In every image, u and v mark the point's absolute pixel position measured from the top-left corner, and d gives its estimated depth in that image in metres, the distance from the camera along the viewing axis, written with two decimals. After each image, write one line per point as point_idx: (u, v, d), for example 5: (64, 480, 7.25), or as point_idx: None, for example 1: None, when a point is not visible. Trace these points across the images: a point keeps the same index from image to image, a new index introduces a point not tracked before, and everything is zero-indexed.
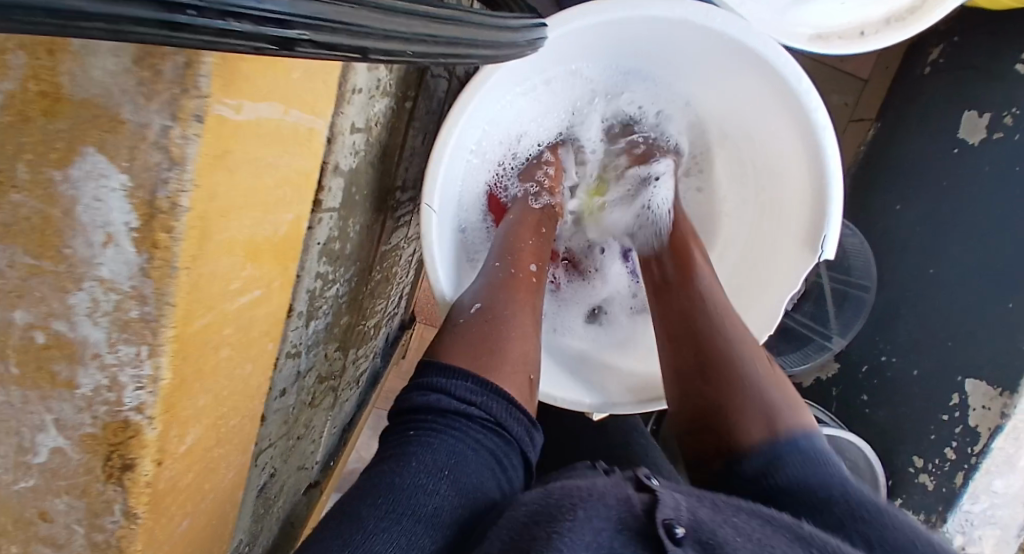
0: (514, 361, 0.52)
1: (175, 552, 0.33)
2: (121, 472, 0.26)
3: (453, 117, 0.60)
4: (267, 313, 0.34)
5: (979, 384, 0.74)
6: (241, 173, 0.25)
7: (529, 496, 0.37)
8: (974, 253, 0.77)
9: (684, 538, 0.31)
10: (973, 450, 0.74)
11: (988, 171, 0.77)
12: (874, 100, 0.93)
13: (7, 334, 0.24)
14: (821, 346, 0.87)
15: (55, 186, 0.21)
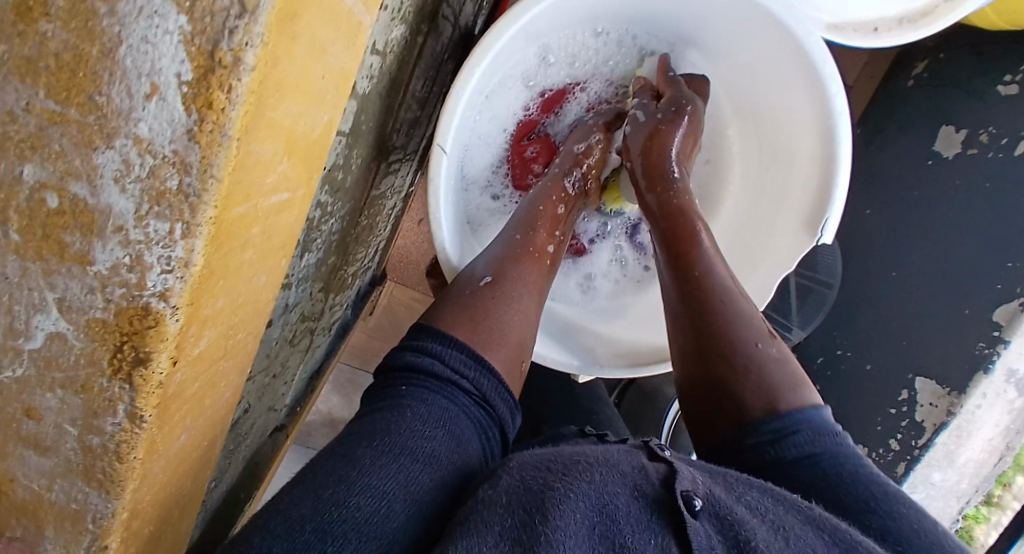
0: (510, 343, 0.50)
1: (169, 470, 0.30)
2: (131, 367, 0.22)
3: (476, 58, 0.57)
4: (288, 223, 0.32)
5: (928, 383, 0.79)
6: (300, 47, 0.23)
7: (541, 456, 0.38)
8: (935, 258, 0.79)
9: (702, 510, 0.32)
10: (917, 442, 0.80)
11: (959, 183, 0.79)
12: (859, 102, 0.93)
13: (12, 193, 0.21)
14: (781, 337, 0.90)
15: (100, 20, 0.19)
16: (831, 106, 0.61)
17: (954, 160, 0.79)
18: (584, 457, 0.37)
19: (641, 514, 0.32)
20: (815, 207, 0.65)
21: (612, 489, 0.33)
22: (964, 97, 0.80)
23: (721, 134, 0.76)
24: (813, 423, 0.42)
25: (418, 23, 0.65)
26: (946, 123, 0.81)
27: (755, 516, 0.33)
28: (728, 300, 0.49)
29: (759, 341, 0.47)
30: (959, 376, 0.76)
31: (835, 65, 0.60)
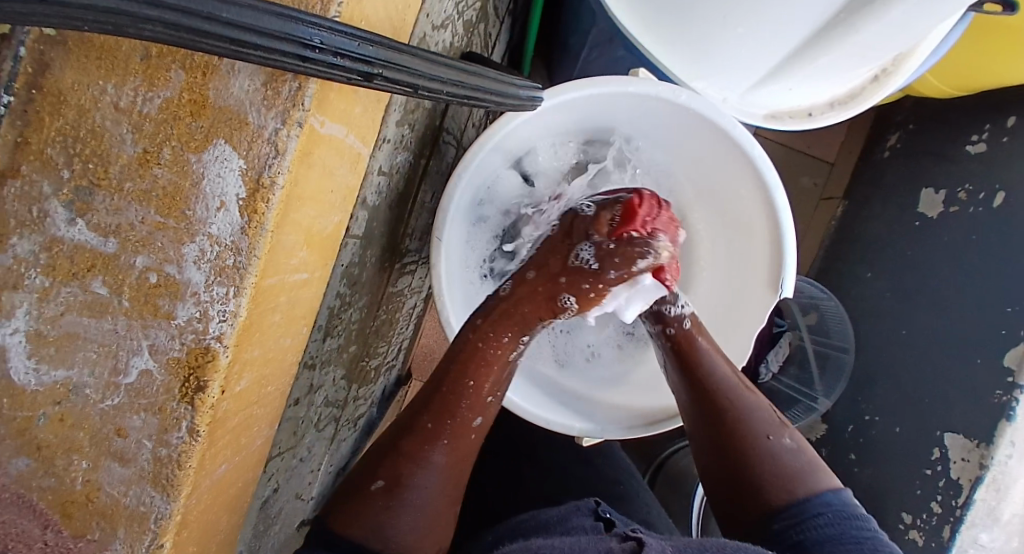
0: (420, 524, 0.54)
1: (206, 501, 0.36)
2: (194, 392, 0.31)
3: (459, 172, 0.68)
4: (307, 298, 0.42)
5: (957, 437, 0.82)
6: (315, 170, 0.34)
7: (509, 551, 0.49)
8: (935, 310, 0.91)
9: None
10: (957, 502, 0.80)
11: (946, 240, 0.93)
12: (839, 182, 1.15)
13: (125, 274, 0.30)
14: (809, 407, 1.03)
15: (190, 164, 0.30)
16: (772, 195, 0.72)
17: (939, 220, 0.95)
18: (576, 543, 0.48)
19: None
20: (772, 273, 0.75)
21: None
22: (940, 169, 0.97)
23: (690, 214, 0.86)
24: (832, 507, 0.54)
25: (420, 147, 0.79)
26: (925, 187, 0.98)
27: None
28: (719, 369, 0.60)
29: (771, 433, 0.59)
30: (984, 426, 0.79)
31: (768, 160, 0.71)
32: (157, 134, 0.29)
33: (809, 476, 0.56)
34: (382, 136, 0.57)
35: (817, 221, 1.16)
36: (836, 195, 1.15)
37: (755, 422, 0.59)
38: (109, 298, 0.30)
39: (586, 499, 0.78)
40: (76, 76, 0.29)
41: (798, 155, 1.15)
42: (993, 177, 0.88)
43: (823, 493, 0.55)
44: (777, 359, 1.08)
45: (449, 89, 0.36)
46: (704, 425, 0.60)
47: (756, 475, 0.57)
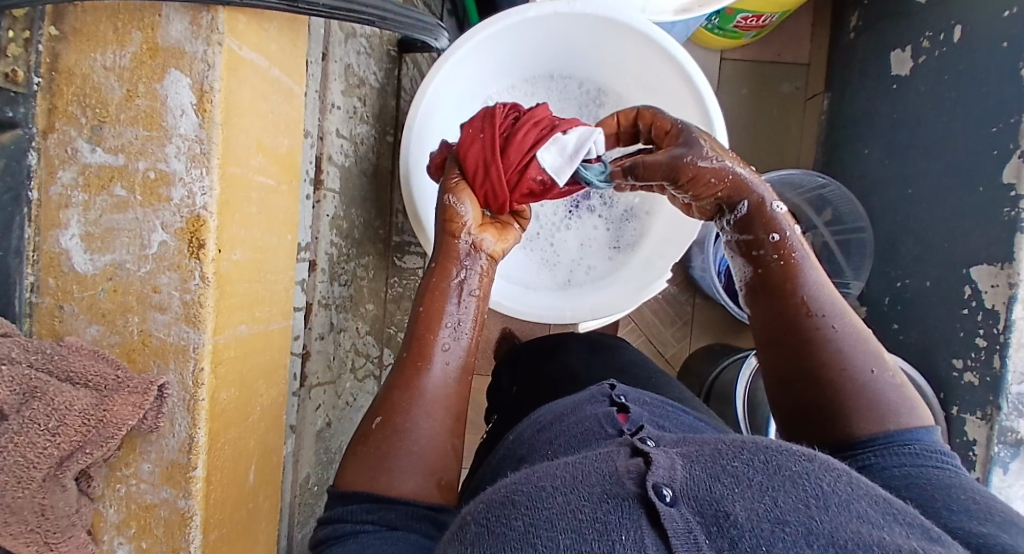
0: (424, 459, 0.52)
1: (238, 352, 0.49)
2: (198, 249, 0.44)
3: (412, 119, 0.81)
4: (281, 207, 0.54)
5: (982, 267, 0.88)
6: (246, 88, 0.47)
7: (511, 484, 0.43)
8: (927, 157, 0.98)
9: (674, 499, 0.37)
10: (999, 329, 0.85)
11: (923, 90, 0.99)
12: (818, 76, 1.24)
13: (134, 178, 0.44)
14: (844, 292, 1.10)
15: (157, 91, 0.44)
16: (681, 64, 0.82)
17: (913, 74, 1.01)
18: (578, 466, 0.42)
19: (618, 517, 0.36)
20: None
21: (588, 502, 0.38)
22: (899, 26, 1.03)
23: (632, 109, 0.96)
24: (926, 442, 0.46)
25: (382, 124, 0.90)
26: (893, 48, 1.04)
27: (736, 486, 0.38)
28: (822, 292, 0.53)
29: (873, 367, 0.50)
30: (1000, 248, 0.86)
31: (678, 44, 0.81)
32: (130, 77, 0.44)
33: (904, 409, 0.48)
34: (330, 102, 0.71)
35: (808, 119, 1.25)
36: (818, 90, 1.24)
37: (857, 348, 0.50)
38: (127, 196, 0.44)
39: (601, 384, 0.74)
40: (78, 55, 0.44)
41: (771, 65, 1.25)
42: (947, 16, 0.93)
43: (916, 430, 0.47)
44: None
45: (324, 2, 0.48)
46: (787, 339, 0.52)
47: (842, 395, 0.49)
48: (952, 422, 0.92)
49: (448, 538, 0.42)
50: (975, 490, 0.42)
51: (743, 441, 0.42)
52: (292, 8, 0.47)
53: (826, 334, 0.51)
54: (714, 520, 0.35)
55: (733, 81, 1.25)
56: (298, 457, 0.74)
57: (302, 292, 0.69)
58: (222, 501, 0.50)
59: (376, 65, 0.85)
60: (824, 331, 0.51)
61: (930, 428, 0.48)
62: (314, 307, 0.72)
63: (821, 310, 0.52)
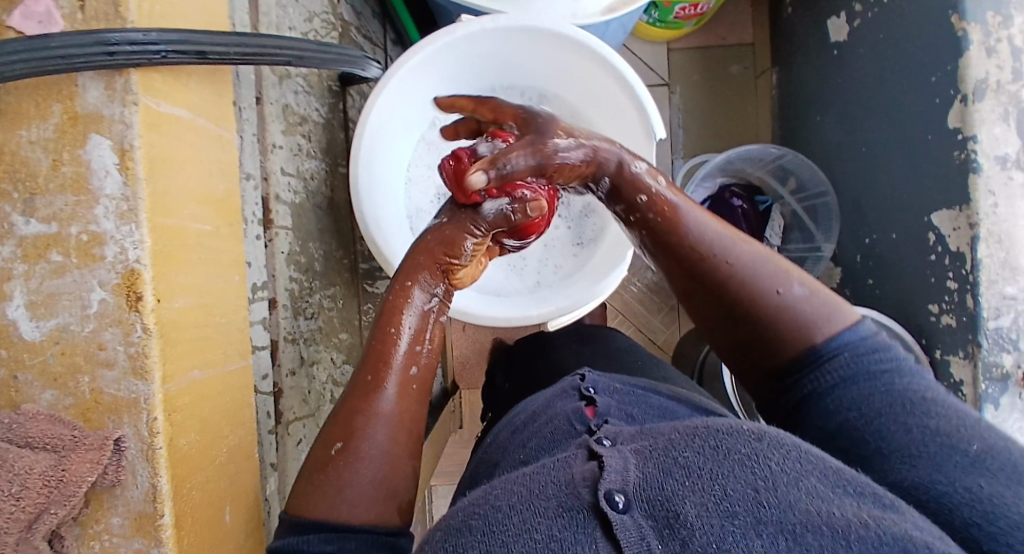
0: (379, 485, 0.52)
1: (195, 395, 0.50)
2: (137, 301, 0.45)
3: (356, 152, 0.83)
4: (224, 248, 0.56)
5: (943, 213, 0.88)
6: (171, 139, 0.48)
7: (466, 509, 0.42)
8: (877, 117, 1.00)
9: (627, 505, 0.35)
10: (966, 269, 0.85)
11: (861, 52, 1.01)
12: (764, 54, 1.27)
13: (68, 241, 0.45)
14: (817, 257, 1.14)
15: (80, 156, 0.45)
16: (609, 63, 0.84)
17: (851, 39, 1.03)
18: (536, 479, 0.41)
19: (573, 531, 0.35)
20: (648, 133, 0.87)
21: (541, 521, 0.36)
22: None
23: (575, 111, 0.98)
24: (851, 348, 0.46)
25: (332, 157, 0.91)
26: (829, 16, 1.06)
27: (688, 480, 0.36)
28: (704, 230, 0.51)
29: (779, 285, 0.48)
30: (960, 192, 0.85)
31: (603, 43, 0.83)
32: (53, 146, 0.45)
33: (824, 316, 0.47)
34: (271, 143, 0.72)
35: (762, 96, 1.28)
36: (765, 67, 1.26)
37: (758, 272, 0.49)
38: (64, 261, 0.45)
39: (571, 376, 0.74)
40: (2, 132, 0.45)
41: (717, 49, 1.28)
42: None
43: (842, 334, 0.46)
44: (775, 232, 1.19)
45: (235, 50, 0.51)
46: (694, 288, 0.51)
47: (762, 326, 0.48)
48: (937, 365, 0.92)
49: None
50: (919, 399, 0.43)
51: (695, 427, 0.41)
52: (202, 61, 0.49)
53: (724, 270, 0.50)
54: (666, 523, 0.34)
55: (684, 70, 1.28)
56: (284, 492, 0.74)
57: (264, 331, 0.70)
58: (196, 544, 0.50)
59: (318, 101, 0.86)
60: (723, 268, 0.50)
61: (853, 322, 0.47)
62: (280, 344, 0.73)
63: (716, 247, 0.50)
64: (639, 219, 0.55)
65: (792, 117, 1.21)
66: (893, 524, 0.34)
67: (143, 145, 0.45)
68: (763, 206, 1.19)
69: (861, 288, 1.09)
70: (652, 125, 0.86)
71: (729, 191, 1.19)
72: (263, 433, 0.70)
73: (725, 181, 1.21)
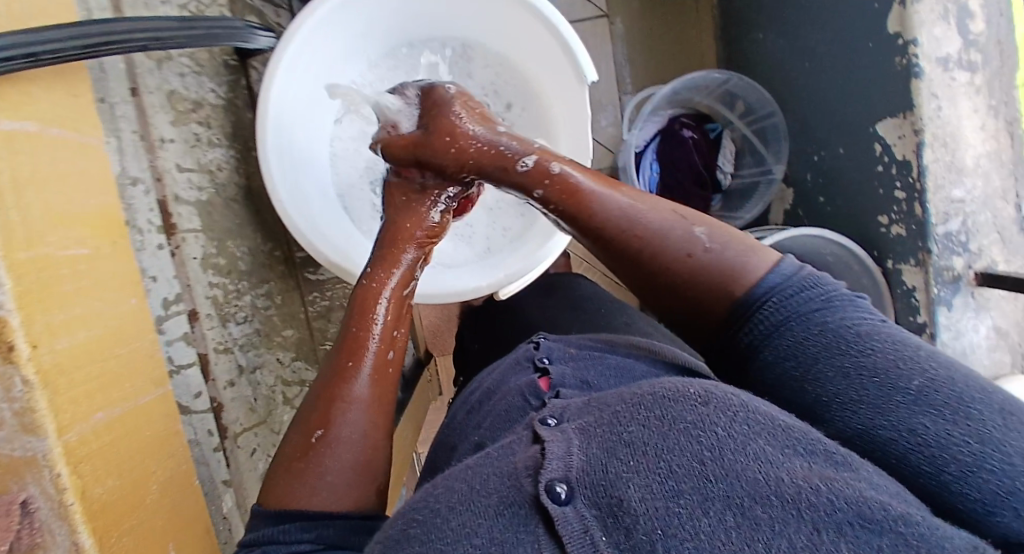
0: (358, 468, 0.45)
1: (103, 439, 0.46)
2: (7, 353, 0.40)
3: (261, 131, 0.72)
4: (111, 271, 0.50)
5: (887, 121, 0.86)
6: (14, 159, 0.42)
7: (413, 505, 0.37)
8: (817, 27, 0.95)
9: (570, 495, 0.31)
10: (912, 176, 0.83)
11: None
12: None
13: None
14: (770, 180, 1.09)
15: None
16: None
17: None
18: (480, 472, 0.36)
19: (513, 534, 0.30)
20: (578, 74, 0.79)
21: (480, 522, 0.32)
22: None
23: (501, 58, 0.89)
24: (783, 294, 0.41)
25: (242, 140, 0.82)
26: None
27: (631, 461, 0.31)
28: (606, 205, 0.47)
29: (689, 247, 0.45)
30: (902, 98, 0.82)
31: None
32: None
33: (747, 267, 0.43)
34: (157, 138, 0.65)
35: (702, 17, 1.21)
36: None
37: (668, 238, 0.45)
38: None
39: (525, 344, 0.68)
40: None
41: None
42: None
43: (763, 279, 0.42)
44: (728, 160, 1.12)
45: (74, 45, 0.44)
46: (618, 269, 0.48)
47: (693, 296, 0.44)
48: (890, 276, 0.91)
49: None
50: (852, 339, 0.38)
51: (640, 394, 0.36)
52: (36, 65, 0.42)
53: (636, 243, 0.46)
54: (610, 512, 0.30)
55: None
56: (244, 505, 0.71)
57: (187, 347, 0.65)
58: None
59: (213, 79, 0.77)
60: (633, 243, 0.46)
61: (779, 266, 0.43)
62: (210, 357, 0.68)
63: (622, 221, 0.46)
64: (553, 211, 0.50)
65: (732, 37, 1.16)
66: (845, 486, 0.30)
67: None
68: (713, 133, 1.13)
69: (812, 207, 1.06)
70: (582, 67, 0.78)
71: (678, 123, 1.12)
72: (207, 452, 0.66)
73: (675, 112, 1.12)
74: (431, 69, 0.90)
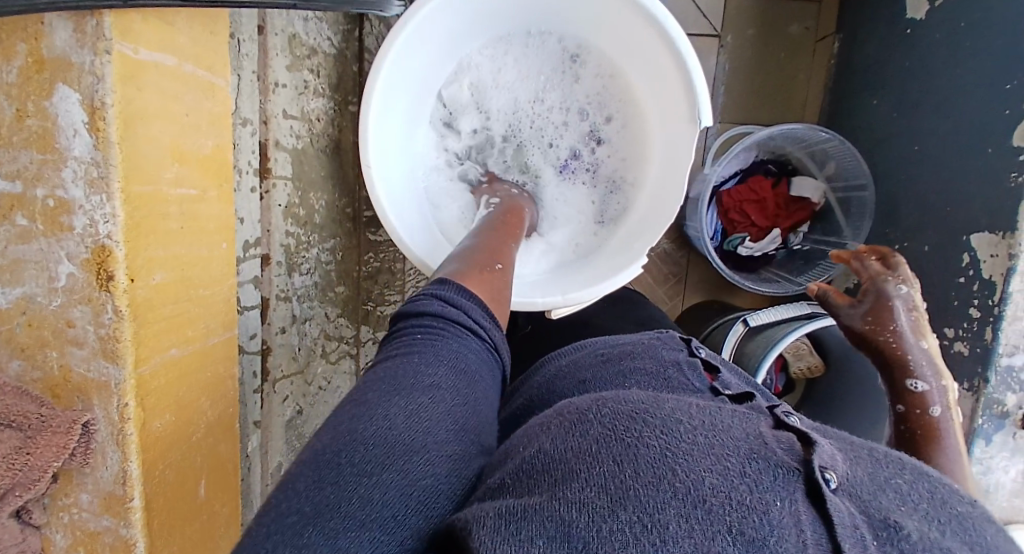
0: (500, 295, 0.46)
1: (169, 377, 0.47)
2: (108, 281, 0.41)
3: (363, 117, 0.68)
4: (212, 213, 0.50)
5: (982, 236, 0.80)
6: (150, 93, 0.42)
7: (618, 401, 0.33)
8: (937, 115, 0.87)
9: (837, 489, 0.27)
10: (993, 300, 0.79)
11: (940, 38, 0.85)
12: (832, 13, 1.06)
13: (33, 206, 0.41)
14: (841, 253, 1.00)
15: (48, 111, 0.39)
16: (662, 27, 0.67)
17: (931, 20, 0.87)
18: (707, 410, 0.32)
19: (770, 478, 0.27)
20: (693, 115, 0.71)
21: (722, 451, 0.28)
22: None
23: (613, 70, 0.81)
24: None
25: (343, 92, 0.80)
26: None
27: (903, 503, 0.27)
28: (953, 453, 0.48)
29: None
30: (1006, 216, 0.77)
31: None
32: (16, 92, 0.39)
33: None
34: (273, 82, 0.65)
35: (818, 64, 1.09)
36: (830, 31, 1.06)
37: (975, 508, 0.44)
38: (28, 226, 0.41)
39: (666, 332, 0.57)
40: None
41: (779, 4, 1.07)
42: None
43: None
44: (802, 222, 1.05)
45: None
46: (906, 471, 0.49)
47: None
48: None
49: (543, 431, 0.32)
50: None
51: (897, 458, 0.32)
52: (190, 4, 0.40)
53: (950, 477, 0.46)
54: (884, 526, 0.25)
55: (738, 22, 1.07)
56: (266, 447, 0.74)
57: (254, 290, 0.67)
58: (168, 521, 0.50)
59: (331, 28, 0.75)
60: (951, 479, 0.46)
61: None
62: (270, 302, 0.70)
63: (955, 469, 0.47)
64: (899, 427, 0.53)
65: (839, 96, 1.05)
66: None
67: (116, 99, 0.39)
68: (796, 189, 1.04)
69: None
70: (698, 107, 0.70)
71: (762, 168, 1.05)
72: (247, 392, 0.68)
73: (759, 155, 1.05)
74: (535, 64, 0.82)
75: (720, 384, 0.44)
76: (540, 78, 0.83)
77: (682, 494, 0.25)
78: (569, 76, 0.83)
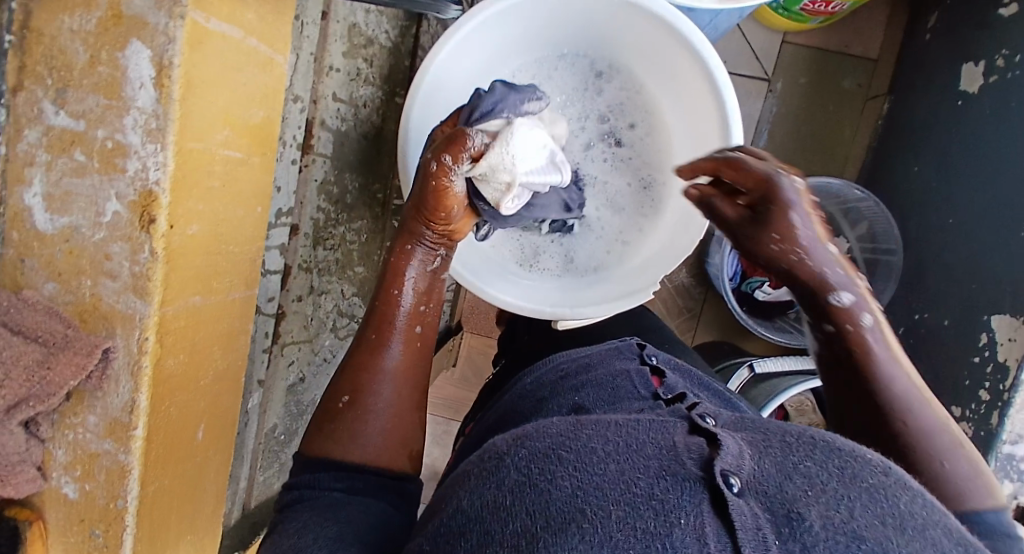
0: (380, 439, 0.50)
1: (189, 321, 0.50)
2: (148, 224, 0.44)
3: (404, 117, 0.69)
4: (250, 179, 0.54)
5: (1003, 318, 0.78)
6: (212, 60, 0.45)
7: (537, 433, 0.34)
8: (975, 188, 0.85)
9: (743, 490, 0.28)
10: (1004, 386, 0.75)
11: (989, 114, 0.84)
12: (885, 75, 1.07)
13: (93, 145, 0.45)
14: None
15: (119, 61, 0.43)
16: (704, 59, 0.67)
17: (982, 94, 0.86)
18: (627, 432, 0.33)
19: (677, 497, 0.28)
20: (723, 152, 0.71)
21: (632, 475, 0.29)
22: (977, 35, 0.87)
23: (638, 87, 0.79)
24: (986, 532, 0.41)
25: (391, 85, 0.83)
26: (967, 60, 0.88)
27: (811, 488, 0.29)
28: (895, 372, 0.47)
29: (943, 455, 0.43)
30: None
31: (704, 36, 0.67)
32: (96, 42, 0.43)
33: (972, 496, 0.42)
34: (327, 65, 0.69)
35: (865, 121, 1.09)
36: (882, 91, 1.07)
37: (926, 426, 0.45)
38: (85, 161, 0.45)
39: (625, 339, 0.61)
40: (50, 14, 0.43)
41: (835, 57, 1.07)
42: None
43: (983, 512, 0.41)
44: None
45: None
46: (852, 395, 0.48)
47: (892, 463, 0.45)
48: None
49: (472, 472, 0.35)
50: None
51: (813, 435, 0.33)
52: None
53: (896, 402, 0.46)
54: (786, 521, 0.27)
55: (789, 71, 1.08)
56: (265, 407, 0.79)
57: (279, 256, 0.72)
58: (163, 457, 0.53)
59: (388, 23, 0.78)
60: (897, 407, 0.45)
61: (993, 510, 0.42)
62: (292, 271, 0.75)
63: (907, 399, 0.46)
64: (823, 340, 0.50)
65: (883, 157, 1.05)
66: None
67: (185, 62, 0.43)
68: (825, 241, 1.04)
69: None
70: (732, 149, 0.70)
71: None
72: (257, 350, 0.73)
73: None
74: (558, 77, 0.80)
75: (665, 389, 0.48)
76: (562, 91, 0.80)
77: (588, 537, 0.26)
78: (592, 88, 0.80)
